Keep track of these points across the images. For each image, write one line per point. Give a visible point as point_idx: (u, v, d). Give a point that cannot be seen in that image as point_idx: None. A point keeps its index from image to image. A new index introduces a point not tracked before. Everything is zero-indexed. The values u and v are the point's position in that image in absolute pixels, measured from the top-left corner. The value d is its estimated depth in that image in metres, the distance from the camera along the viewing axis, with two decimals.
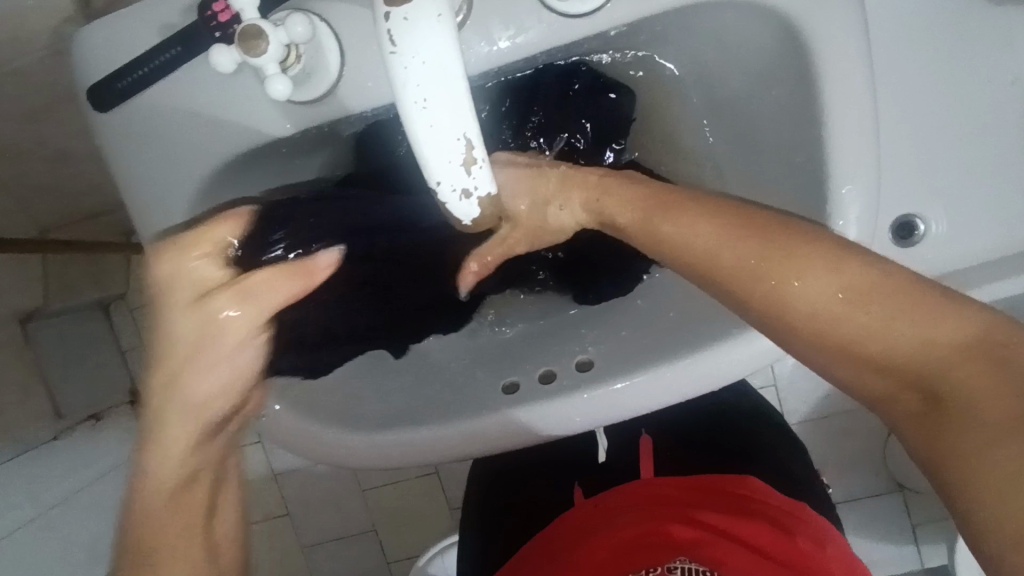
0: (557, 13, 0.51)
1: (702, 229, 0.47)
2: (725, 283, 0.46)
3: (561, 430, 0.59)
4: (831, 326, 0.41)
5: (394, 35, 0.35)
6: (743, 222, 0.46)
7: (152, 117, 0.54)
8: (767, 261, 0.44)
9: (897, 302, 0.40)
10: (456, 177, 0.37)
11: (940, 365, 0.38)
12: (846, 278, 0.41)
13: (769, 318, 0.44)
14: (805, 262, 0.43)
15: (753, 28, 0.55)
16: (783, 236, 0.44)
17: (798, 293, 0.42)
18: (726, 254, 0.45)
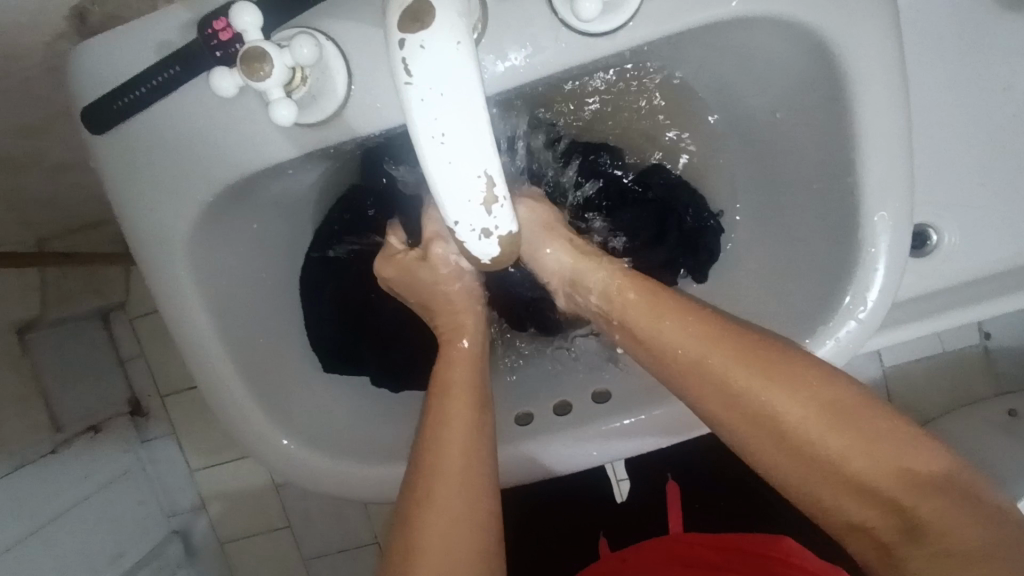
0: (576, 32, 0.48)
1: (679, 331, 0.48)
2: (703, 392, 0.47)
3: (576, 465, 0.56)
4: (812, 448, 0.43)
5: (409, 64, 0.32)
6: (725, 328, 0.47)
7: (150, 138, 0.52)
8: (749, 381, 0.45)
9: (869, 430, 0.43)
10: (475, 216, 0.34)
11: (898, 499, 0.42)
12: (815, 397, 0.44)
13: (754, 435, 0.45)
14: (783, 384, 0.44)
15: (782, 46, 0.52)
16: (767, 354, 0.46)
17: (779, 415, 0.44)
18: (701, 364, 0.46)
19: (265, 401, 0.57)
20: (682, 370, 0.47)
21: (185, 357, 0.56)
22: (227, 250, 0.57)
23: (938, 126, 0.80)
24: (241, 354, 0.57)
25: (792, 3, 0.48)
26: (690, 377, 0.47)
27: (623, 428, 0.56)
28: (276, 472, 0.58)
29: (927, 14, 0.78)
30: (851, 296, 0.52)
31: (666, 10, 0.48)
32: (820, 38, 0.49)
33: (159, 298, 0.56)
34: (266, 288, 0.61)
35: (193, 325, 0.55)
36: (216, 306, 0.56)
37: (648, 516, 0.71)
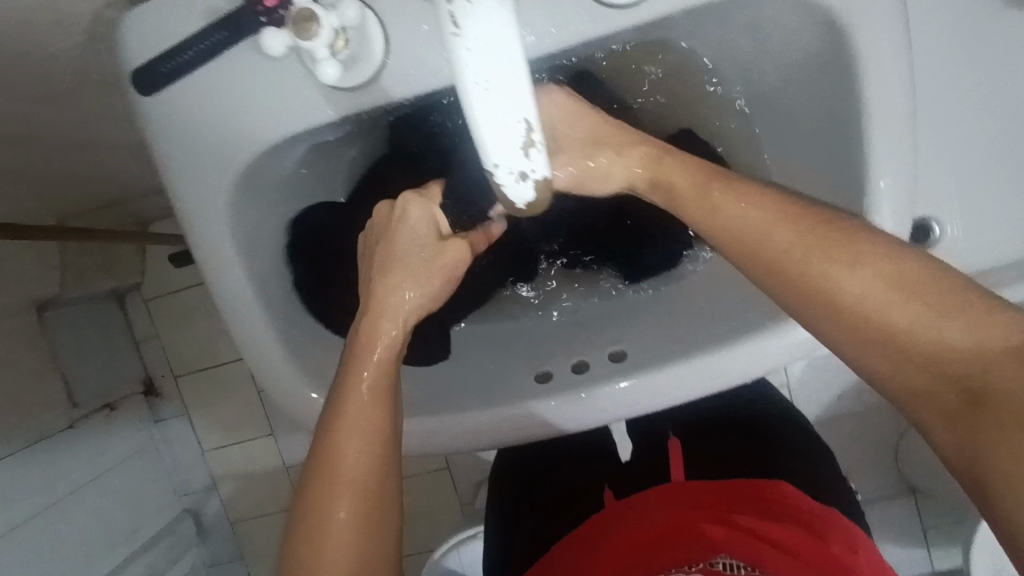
0: (602, 4, 0.50)
1: (743, 209, 0.50)
2: (771, 269, 0.48)
3: (590, 418, 0.60)
4: (877, 316, 0.42)
5: (457, 16, 0.35)
6: (797, 212, 0.48)
7: (195, 101, 0.54)
8: (813, 256, 0.46)
9: (944, 298, 0.41)
10: (514, 160, 0.37)
11: (968, 365, 0.39)
12: (889, 271, 0.43)
13: (818, 307, 0.45)
14: (854, 257, 0.44)
15: (794, 21, 0.55)
16: (837, 234, 0.46)
17: (841, 282, 0.44)
18: (773, 244, 0.48)
19: (298, 356, 0.61)
20: (756, 250, 0.49)
21: (224, 313, 0.60)
22: (263, 213, 0.60)
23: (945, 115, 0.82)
24: (275, 313, 0.60)
25: None
26: (760, 255, 0.49)
27: (639, 384, 0.60)
28: (308, 423, 0.62)
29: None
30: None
31: None
32: (833, 14, 0.52)
33: (198, 256, 0.59)
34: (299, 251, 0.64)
35: (231, 283, 0.59)
36: (253, 265, 0.59)
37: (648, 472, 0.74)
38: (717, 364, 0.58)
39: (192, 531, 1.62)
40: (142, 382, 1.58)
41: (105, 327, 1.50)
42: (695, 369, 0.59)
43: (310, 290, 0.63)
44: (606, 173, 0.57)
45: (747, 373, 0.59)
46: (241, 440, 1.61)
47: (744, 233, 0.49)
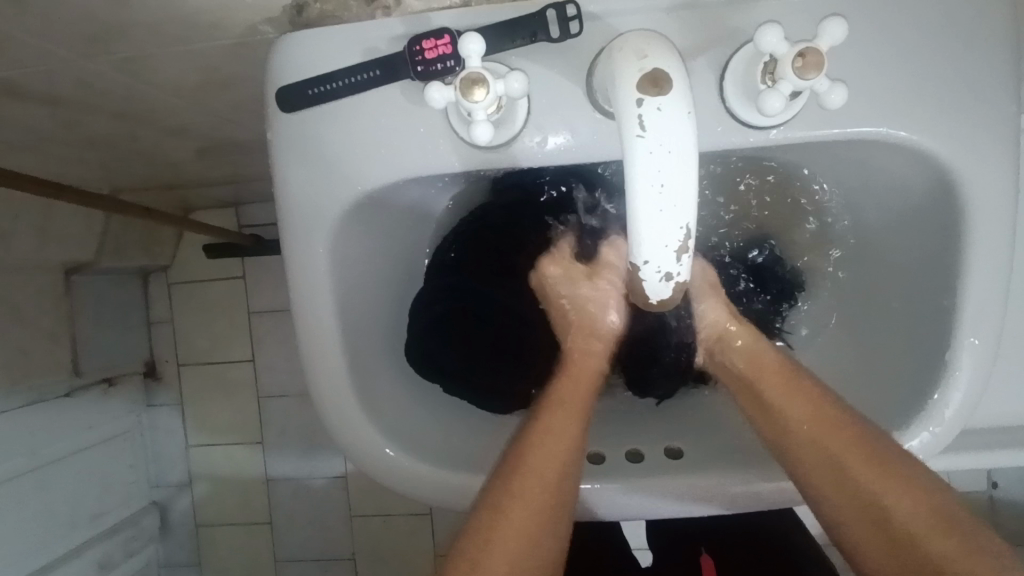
0: (739, 122, 0.52)
1: (804, 406, 0.56)
2: (821, 476, 0.53)
3: (639, 510, 0.60)
4: (886, 518, 0.50)
5: (644, 120, 0.37)
6: (849, 426, 0.54)
7: (328, 125, 0.57)
8: (862, 472, 0.52)
9: (938, 512, 0.49)
10: (665, 260, 0.38)
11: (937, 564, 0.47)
12: (906, 482, 0.51)
13: (847, 504, 0.52)
14: (893, 483, 0.51)
15: (907, 173, 0.57)
16: (887, 460, 0.52)
17: (874, 494, 0.51)
18: (819, 447, 0.54)
19: (361, 388, 0.61)
20: (788, 440, 0.55)
21: (299, 329, 0.61)
22: (362, 239, 0.62)
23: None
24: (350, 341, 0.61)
25: (937, 141, 0.52)
26: (813, 461, 0.54)
27: (687, 486, 0.59)
28: (353, 457, 0.62)
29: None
30: (939, 394, 0.56)
31: (823, 119, 0.52)
32: (952, 174, 0.54)
33: (290, 269, 0.60)
34: (379, 285, 0.66)
35: (316, 303, 0.59)
36: (340, 290, 0.60)
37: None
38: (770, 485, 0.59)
39: (155, 526, 1.57)
40: (146, 363, 1.56)
41: (127, 301, 1.50)
42: (755, 483, 0.59)
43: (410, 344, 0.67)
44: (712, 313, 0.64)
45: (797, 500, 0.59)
46: (229, 443, 1.58)
47: (800, 436, 0.55)
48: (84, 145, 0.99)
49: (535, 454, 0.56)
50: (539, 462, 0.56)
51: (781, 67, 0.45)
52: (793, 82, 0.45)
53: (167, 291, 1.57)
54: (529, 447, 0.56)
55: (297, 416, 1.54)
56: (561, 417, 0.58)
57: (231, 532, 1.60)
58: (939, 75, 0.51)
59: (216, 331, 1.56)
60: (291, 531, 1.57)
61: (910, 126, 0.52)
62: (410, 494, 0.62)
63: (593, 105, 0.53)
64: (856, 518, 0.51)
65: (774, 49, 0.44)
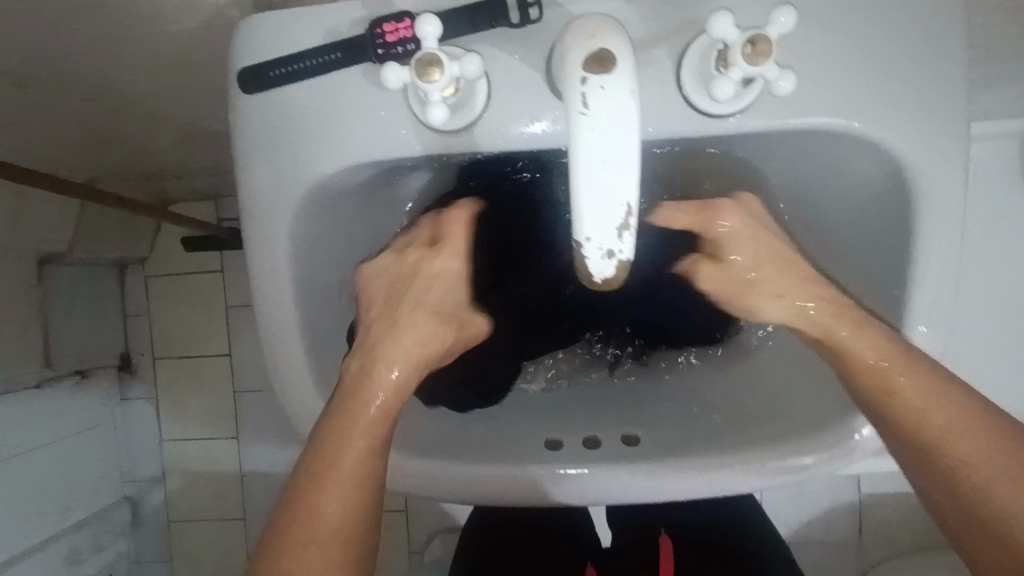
0: (695, 110, 0.53)
1: (917, 379, 0.51)
2: (923, 443, 0.51)
3: (596, 496, 0.60)
4: (952, 462, 0.50)
5: (587, 98, 0.37)
6: (965, 404, 0.51)
7: (289, 106, 0.57)
8: (969, 443, 0.49)
9: (1018, 463, 0.49)
10: (607, 238, 0.39)
11: (1003, 510, 0.48)
12: (976, 424, 0.50)
13: (913, 443, 0.51)
14: (999, 459, 0.49)
15: (861, 165, 0.58)
16: (984, 427, 0.50)
17: (976, 464, 0.49)
18: (898, 390, 0.51)
19: (320, 373, 0.61)
20: (862, 376, 0.53)
21: (258, 312, 0.61)
22: (324, 224, 0.62)
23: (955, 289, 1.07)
24: (310, 324, 0.62)
25: (890, 133, 0.53)
26: (912, 430, 0.51)
27: (644, 472, 0.60)
28: (311, 442, 0.62)
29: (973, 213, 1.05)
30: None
31: (778, 109, 0.53)
32: (904, 166, 0.55)
33: (251, 252, 0.60)
34: (341, 270, 0.66)
35: (275, 286, 0.60)
36: (301, 273, 0.60)
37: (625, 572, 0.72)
38: (722, 472, 0.59)
39: (126, 521, 1.55)
40: (121, 356, 1.54)
41: (102, 293, 1.48)
42: (709, 471, 0.59)
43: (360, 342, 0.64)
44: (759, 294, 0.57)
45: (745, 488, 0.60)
46: (203, 437, 1.57)
47: (909, 410, 0.51)
48: (60, 131, 0.98)
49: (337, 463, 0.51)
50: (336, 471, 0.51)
51: (732, 53, 0.46)
52: (743, 69, 0.46)
53: (143, 284, 1.56)
54: (332, 456, 0.52)
55: (273, 410, 1.54)
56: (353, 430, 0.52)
57: (203, 527, 1.59)
58: (892, 68, 0.52)
59: (192, 324, 1.55)
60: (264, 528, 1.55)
61: (863, 118, 0.53)
62: None
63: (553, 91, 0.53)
64: (955, 482, 0.50)
65: (725, 34, 0.45)
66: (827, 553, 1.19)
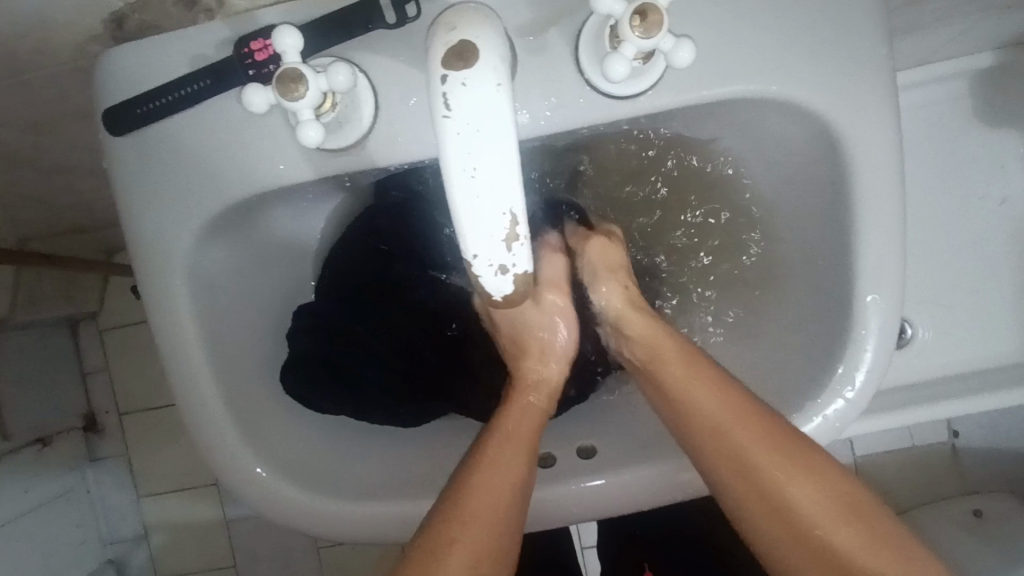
0: (599, 92, 0.49)
1: (714, 398, 0.51)
2: (725, 458, 0.49)
3: (554, 518, 0.57)
4: (817, 530, 0.45)
5: (449, 98, 0.33)
6: (763, 416, 0.50)
7: (165, 144, 0.52)
8: (757, 446, 0.48)
9: (872, 527, 0.45)
10: (495, 251, 0.34)
11: None
12: (833, 487, 0.47)
13: (771, 511, 0.47)
14: (793, 462, 0.47)
15: (788, 128, 0.54)
16: (845, 494, 0.47)
17: (770, 469, 0.47)
18: (745, 445, 0.49)
19: (243, 423, 0.56)
20: (707, 434, 0.50)
21: (167, 368, 0.56)
22: (226, 263, 0.57)
23: (919, 240, 1.05)
24: (225, 374, 0.56)
25: (808, 93, 0.50)
26: (709, 439, 0.50)
27: (602, 487, 0.56)
28: (243, 498, 0.57)
29: (922, 160, 1.04)
30: (851, 352, 0.54)
31: (689, 85, 0.49)
32: (832, 126, 0.51)
33: (149, 306, 0.55)
34: (256, 310, 0.61)
35: (183, 338, 0.55)
36: (208, 322, 0.55)
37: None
38: (682, 476, 0.56)
39: None
40: (84, 416, 1.48)
41: (54, 356, 1.42)
42: (670, 473, 0.56)
43: (291, 387, 0.58)
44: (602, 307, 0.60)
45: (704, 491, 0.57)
46: (181, 488, 1.51)
47: (697, 422, 0.51)
48: None
49: (488, 475, 0.50)
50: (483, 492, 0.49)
51: (621, 28, 0.42)
52: (637, 44, 0.42)
53: (99, 339, 1.49)
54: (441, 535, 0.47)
55: None
56: (511, 451, 0.52)
57: None
58: (805, 22, 0.49)
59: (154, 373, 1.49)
60: (258, 572, 1.50)
61: (781, 80, 0.49)
62: (306, 530, 0.57)
63: None
64: (749, 491, 0.48)
65: (610, 8, 0.41)
66: None
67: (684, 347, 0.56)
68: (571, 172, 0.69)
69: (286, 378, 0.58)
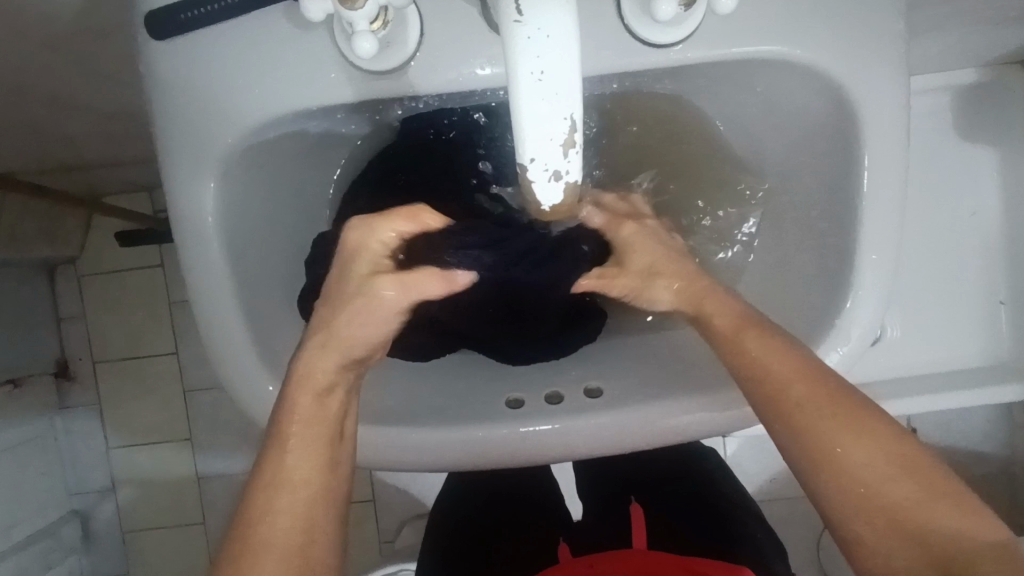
0: (638, 39, 0.51)
1: (779, 358, 0.52)
2: (791, 421, 0.51)
3: (560, 450, 0.60)
4: (857, 467, 0.48)
5: (523, 4, 0.34)
6: (809, 367, 0.52)
7: (204, 55, 0.52)
8: (805, 393, 0.51)
9: (916, 467, 0.47)
10: (552, 157, 0.37)
11: (918, 518, 0.46)
12: (878, 429, 0.49)
13: (812, 452, 0.49)
14: (839, 406, 0.50)
15: (803, 93, 0.57)
16: (887, 436, 0.49)
17: (814, 413, 0.50)
18: (793, 391, 0.51)
19: (262, 343, 0.57)
20: (758, 377, 0.53)
21: (188, 284, 0.56)
22: (253, 185, 0.57)
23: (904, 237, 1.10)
24: (245, 294, 0.57)
25: (828, 59, 0.53)
26: (761, 387, 0.52)
27: (606, 422, 0.59)
28: (254, 418, 0.58)
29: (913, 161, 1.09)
30: (848, 309, 0.57)
31: (720, 38, 0.52)
32: (849, 92, 0.54)
33: (175, 216, 0.55)
34: (276, 237, 0.61)
35: (206, 254, 0.55)
36: (232, 238, 0.56)
37: (608, 539, 0.72)
38: (681, 414, 0.59)
39: (76, 538, 1.42)
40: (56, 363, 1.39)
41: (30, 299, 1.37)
42: (672, 416, 0.59)
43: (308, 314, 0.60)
44: (656, 294, 0.60)
45: (701, 431, 0.60)
46: (156, 441, 1.43)
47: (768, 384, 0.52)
48: None
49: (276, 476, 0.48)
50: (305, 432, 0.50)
51: None
52: None
53: (79, 285, 1.40)
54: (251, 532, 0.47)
55: (227, 412, 1.41)
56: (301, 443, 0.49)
57: (161, 539, 1.45)
58: None
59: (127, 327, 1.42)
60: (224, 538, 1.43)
61: (804, 44, 0.52)
62: None
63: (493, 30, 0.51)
64: (818, 457, 0.49)
65: None
66: (793, 507, 1.21)
67: (751, 318, 0.55)
68: (598, 126, 0.70)
69: (304, 310, 0.60)
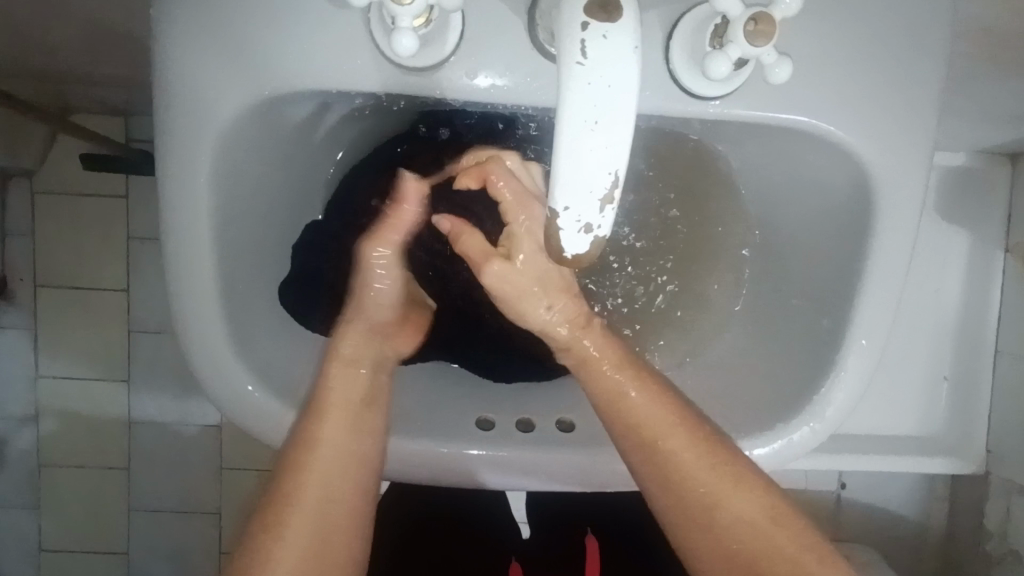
0: (681, 88, 0.49)
1: (649, 406, 0.54)
2: (653, 462, 0.54)
3: (521, 481, 0.58)
4: (700, 494, 0.53)
5: (588, 46, 0.32)
6: (674, 405, 0.54)
7: (226, 11, 0.48)
8: (667, 429, 0.53)
9: (756, 493, 0.53)
10: (587, 210, 0.35)
11: (752, 532, 0.52)
12: (725, 460, 0.53)
13: (663, 479, 0.53)
14: (688, 438, 0.53)
15: (828, 170, 0.57)
16: (731, 466, 0.53)
17: (671, 448, 0.53)
18: (655, 425, 0.53)
19: (235, 325, 0.54)
20: (620, 409, 0.54)
21: (165, 250, 0.52)
22: (252, 157, 0.54)
23: None
24: (225, 272, 0.54)
25: (860, 142, 0.53)
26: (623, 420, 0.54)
27: (572, 460, 0.58)
28: (213, 399, 0.55)
29: None
30: (825, 389, 0.58)
31: (762, 101, 0.51)
32: (871, 177, 0.54)
33: (162, 176, 0.51)
34: (266, 213, 0.58)
35: (190, 222, 0.51)
36: (221, 209, 0.52)
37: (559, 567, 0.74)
38: None
39: None
40: None
41: None
42: None
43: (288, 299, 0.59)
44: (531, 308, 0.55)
45: None
46: (87, 376, 1.34)
47: (636, 428, 0.54)
48: None
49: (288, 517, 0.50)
50: (332, 455, 0.53)
51: (732, 28, 0.43)
52: (742, 48, 0.43)
53: (30, 201, 1.29)
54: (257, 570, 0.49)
55: (170, 359, 1.34)
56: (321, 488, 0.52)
57: (76, 478, 1.37)
58: (876, 76, 0.52)
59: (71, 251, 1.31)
60: (147, 485, 1.37)
61: (840, 123, 0.52)
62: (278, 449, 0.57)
63: (536, 48, 0.49)
64: (677, 499, 0.53)
65: (728, 7, 0.42)
66: None
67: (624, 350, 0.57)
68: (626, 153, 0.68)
69: (284, 294, 0.59)
